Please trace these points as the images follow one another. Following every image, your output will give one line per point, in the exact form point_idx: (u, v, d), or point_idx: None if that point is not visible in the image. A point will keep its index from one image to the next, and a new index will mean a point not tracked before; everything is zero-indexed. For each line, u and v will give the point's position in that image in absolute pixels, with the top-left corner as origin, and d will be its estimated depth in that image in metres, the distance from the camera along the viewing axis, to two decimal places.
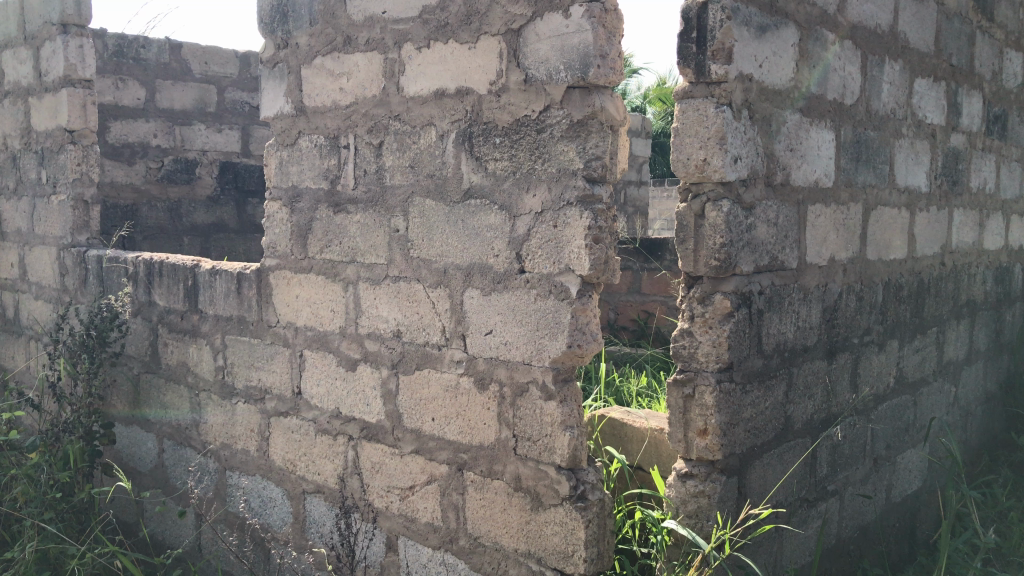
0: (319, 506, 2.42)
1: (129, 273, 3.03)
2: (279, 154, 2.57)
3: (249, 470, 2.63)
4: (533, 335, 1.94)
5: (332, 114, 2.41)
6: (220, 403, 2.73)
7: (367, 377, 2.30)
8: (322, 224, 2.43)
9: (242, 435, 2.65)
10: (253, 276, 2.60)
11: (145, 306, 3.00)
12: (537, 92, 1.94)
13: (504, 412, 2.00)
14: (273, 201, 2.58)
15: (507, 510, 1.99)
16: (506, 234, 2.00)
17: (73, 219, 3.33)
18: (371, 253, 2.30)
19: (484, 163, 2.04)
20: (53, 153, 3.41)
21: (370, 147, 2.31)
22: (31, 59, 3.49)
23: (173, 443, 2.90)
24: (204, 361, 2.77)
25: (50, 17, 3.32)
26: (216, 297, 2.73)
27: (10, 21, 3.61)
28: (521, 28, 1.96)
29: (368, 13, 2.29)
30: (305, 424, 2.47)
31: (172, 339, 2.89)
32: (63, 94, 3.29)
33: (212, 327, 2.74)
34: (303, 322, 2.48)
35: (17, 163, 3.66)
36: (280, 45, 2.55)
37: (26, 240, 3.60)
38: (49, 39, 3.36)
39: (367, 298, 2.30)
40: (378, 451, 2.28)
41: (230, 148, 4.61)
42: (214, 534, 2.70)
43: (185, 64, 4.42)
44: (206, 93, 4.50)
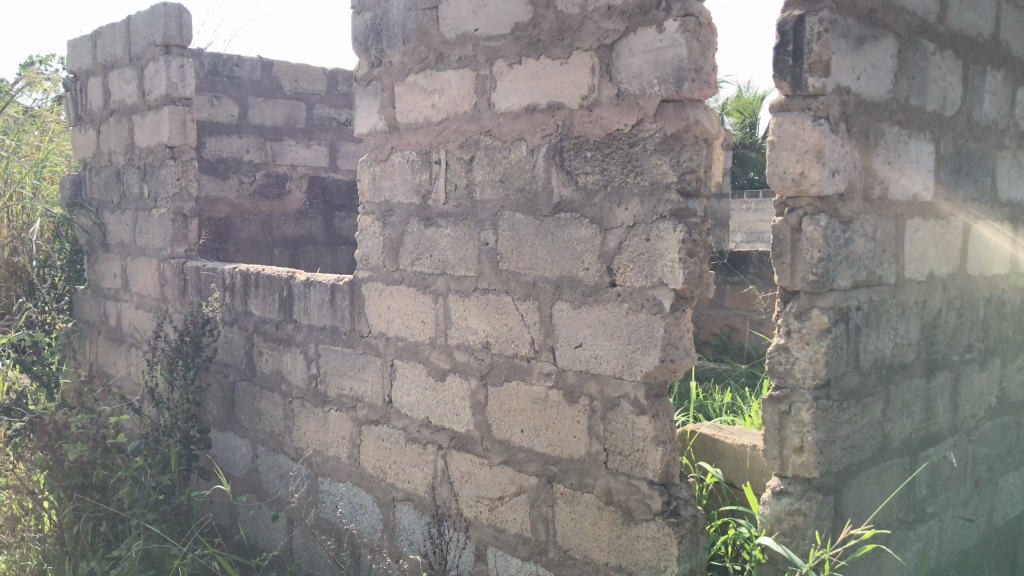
0: (409, 514, 2.47)
1: (226, 283, 3.14)
2: (372, 169, 2.64)
3: (341, 477, 2.69)
4: (624, 348, 1.94)
5: (424, 130, 2.46)
6: (313, 411, 2.80)
7: (457, 388, 2.34)
8: (413, 237, 2.48)
9: (335, 442, 2.72)
10: (346, 287, 2.67)
11: (242, 316, 3.10)
12: (629, 106, 1.95)
13: (594, 426, 2.00)
14: (366, 216, 2.65)
15: (597, 524, 2.00)
16: (597, 248, 2.01)
17: (173, 231, 3.46)
18: (461, 266, 2.34)
19: (576, 177, 2.06)
20: (155, 168, 3.56)
21: (461, 161, 2.35)
22: (136, 79, 3.65)
23: (267, 448, 2.99)
24: (297, 369, 2.85)
25: (154, 38, 3.48)
26: (310, 308, 2.81)
27: (116, 43, 3.78)
28: (614, 43, 1.97)
29: (461, 30, 2.34)
30: (395, 433, 2.52)
31: (267, 348, 2.98)
32: (165, 111, 3.44)
33: (306, 336, 2.83)
34: (394, 333, 2.53)
35: (121, 178, 3.83)
36: (374, 63, 2.62)
37: (128, 251, 3.76)
38: (152, 60, 3.52)
39: (457, 310, 2.34)
40: (468, 461, 2.30)
41: (319, 163, 4.74)
42: (306, 540, 2.77)
43: (276, 82, 4.56)
44: (296, 110, 4.63)
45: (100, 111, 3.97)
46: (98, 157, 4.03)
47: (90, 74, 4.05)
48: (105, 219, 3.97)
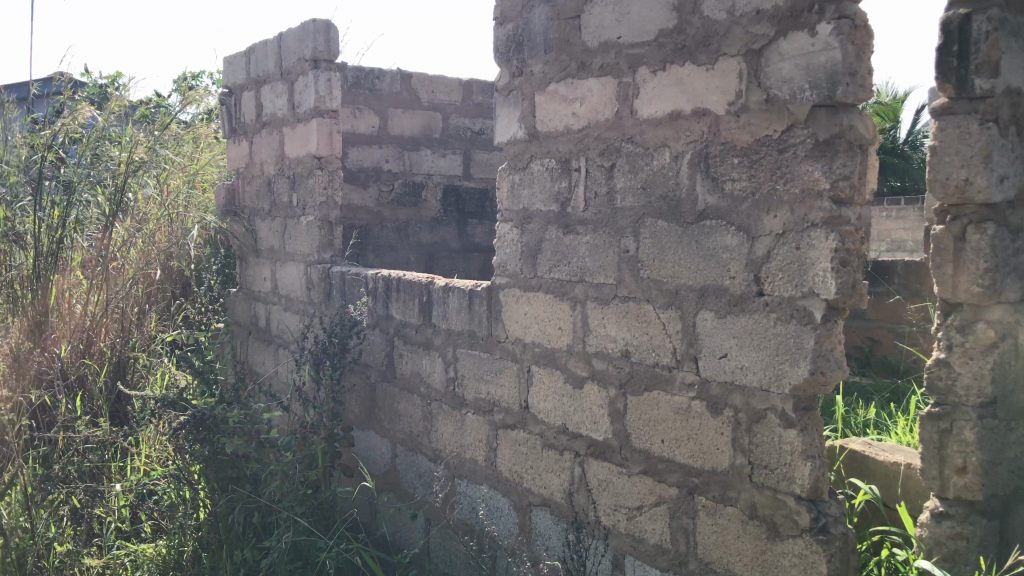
0: (546, 519, 2.48)
1: (369, 287, 3.25)
2: (511, 177, 2.66)
3: (477, 479, 2.75)
4: (772, 359, 1.90)
5: (564, 139, 2.47)
6: (450, 414, 2.86)
7: (595, 396, 2.33)
8: (552, 244, 2.49)
9: (471, 445, 2.77)
10: (484, 293, 2.71)
11: (383, 319, 3.20)
12: (779, 111, 1.90)
13: (739, 438, 1.96)
14: (504, 223, 2.67)
15: (741, 538, 1.96)
16: (744, 256, 1.97)
17: (319, 238, 3.62)
18: (601, 273, 2.33)
19: (722, 184, 2.03)
20: (303, 178, 3.73)
21: (602, 169, 2.35)
22: (287, 92, 3.83)
23: (406, 448, 3.08)
24: (436, 373, 2.92)
25: (304, 53, 3.64)
26: (449, 312, 2.87)
27: (268, 59, 3.97)
28: (763, 48, 1.93)
29: (604, 38, 2.34)
30: (532, 438, 2.54)
31: (407, 351, 3.06)
32: (314, 123, 3.59)
33: (445, 340, 2.89)
34: (531, 339, 2.55)
35: (272, 187, 4.03)
36: (516, 73, 2.66)
37: (277, 256, 3.95)
38: (302, 74, 3.69)
39: (596, 318, 2.34)
40: (606, 469, 2.30)
41: (454, 172, 4.71)
42: (444, 539, 2.84)
43: (415, 93, 4.56)
44: (432, 120, 4.63)
45: (253, 123, 4.19)
46: (251, 167, 4.26)
47: (244, 88, 4.28)
48: (256, 226, 4.19)
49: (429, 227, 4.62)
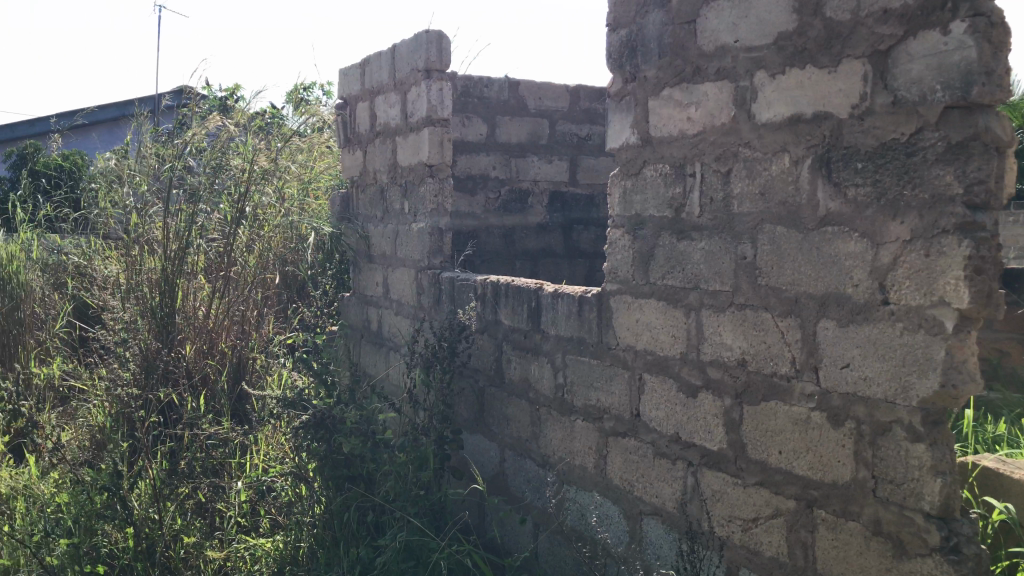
0: (657, 528, 2.46)
1: (478, 293, 3.29)
2: (623, 183, 2.65)
3: (587, 486, 2.74)
4: (899, 370, 1.83)
5: (679, 144, 2.45)
6: (560, 420, 2.87)
7: (710, 405, 2.30)
8: (665, 251, 2.47)
9: (581, 451, 2.77)
10: (595, 299, 2.71)
11: (492, 324, 3.23)
12: (907, 114, 1.84)
13: (862, 451, 1.90)
14: (616, 229, 2.67)
15: (863, 555, 1.90)
16: (869, 263, 1.91)
17: (430, 244, 3.68)
18: (716, 280, 2.30)
19: (844, 189, 1.97)
20: (415, 186, 3.81)
21: (718, 174, 2.32)
22: (400, 102, 3.92)
23: (514, 453, 3.10)
24: (545, 378, 2.93)
25: (417, 64, 3.71)
26: (558, 318, 2.87)
27: (382, 70, 4.07)
28: (890, 48, 1.87)
29: (720, 43, 2.31)
30: (643, 446, 2.52)
31: (516, 355, 3.08)
32: (426, 132, 3.66)
33: (554, 346, 2.90)
34: (643, 345, 2.53)
35: (384, 195, 4.13)
36: (628, 79, 2.65)
37: (389, 262, 4.05)
38: (415, 84, 3.76)
39: (711, 325, 2.30)
40: (720, 479, 2.27)
41: (560, 178, 4.59)
42: (552, 546, 2.85)
43: (522, 101, 4.46)
44: (539, 127, 4.51)
45: (367, 133, 4.31)
46: (365, 175, 4.38)
47: (359, 99, 4.40)
48: (369, 233, 4.31)
49: (532, 233, 4.51)
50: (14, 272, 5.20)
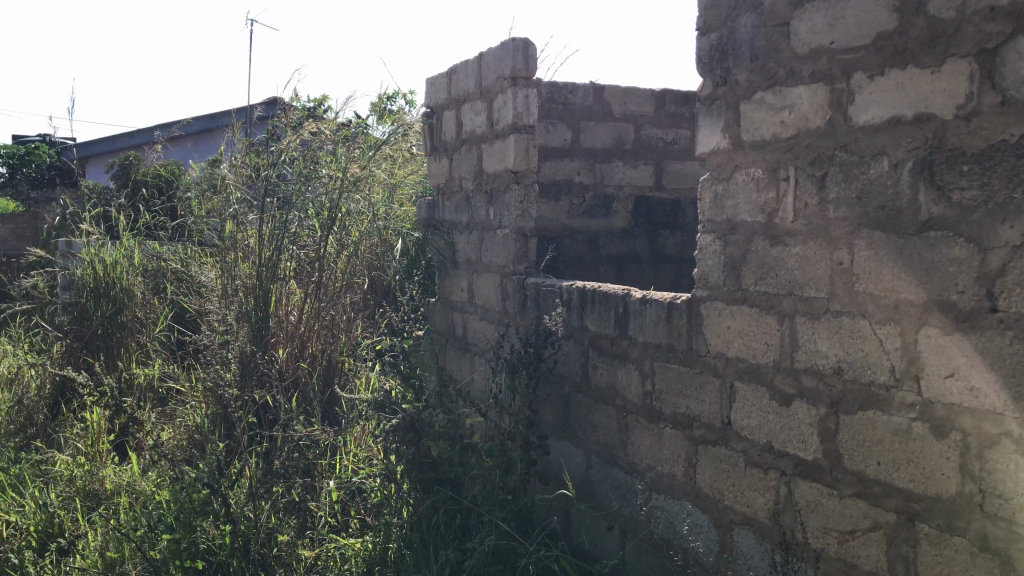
0: (748, 539, 2.43)
1: (564, 299, 3.29)
2: (713, 188, 2.63)
3: (676, 494, 2.72)
4: (1008, 381, 1.76)
5: (771, 148, 2.41)
6: (648, 427, 2.85)
7: (804, 414, 2.26)
8: (757, 256, 2.43)
9: (669, 458, 2.75)
10: (684, 305, 2.68)
11: (578, 330, 3.24)
12: (1017, 114, 1.77)
13: (968, 464, 1.84)
14: (706, 234, 2.64)
15: (969, 572, 1.83)
16: (974, 270, 1.84)
17: (515, 250, 3.71)
18: (811, 287, 2.25)
19: (948, 193, 1.91)
20: (500, 192, 3.84)
21: (813, 178, 2.27)
22: (486, 110, 3.96)
23: (601, 460, 3.10)
24: (633, 385, 2.92)
25: (504, 72, 3.74)
26: (646, 324, 2.86)
27: (469, 78, 4.13)
28: (998, 46, 1.81)
29: (815, 44, 2.27)
30: (734, 455, 2.49)
31: (603, 362, 3.08)
32: (512, 139, 3.68)
33: (642, 352, 2.88)
34: (734, 353, 2.50)
35: (470, 202, 4.18)
36: (719, 83, 2.62)
37: (475, 268, 4.09)
38: (501, 92, 3.79)
39: (805, 332, 2.26)
40: (814, 490, 2.22)
41: (645, 183, 4.53)
42: (640, 554, 2.84)
43: (607, 106, 4.44)
44: (624, 132, 4.47)
45: (453, 140, 4.37)
46: (451, 183, 4.44)
47: (445, 107, 4.46)
48: (454, 239, 4.37)
49: (616, 238, 4.47)
50: (116, 278, 5.45)
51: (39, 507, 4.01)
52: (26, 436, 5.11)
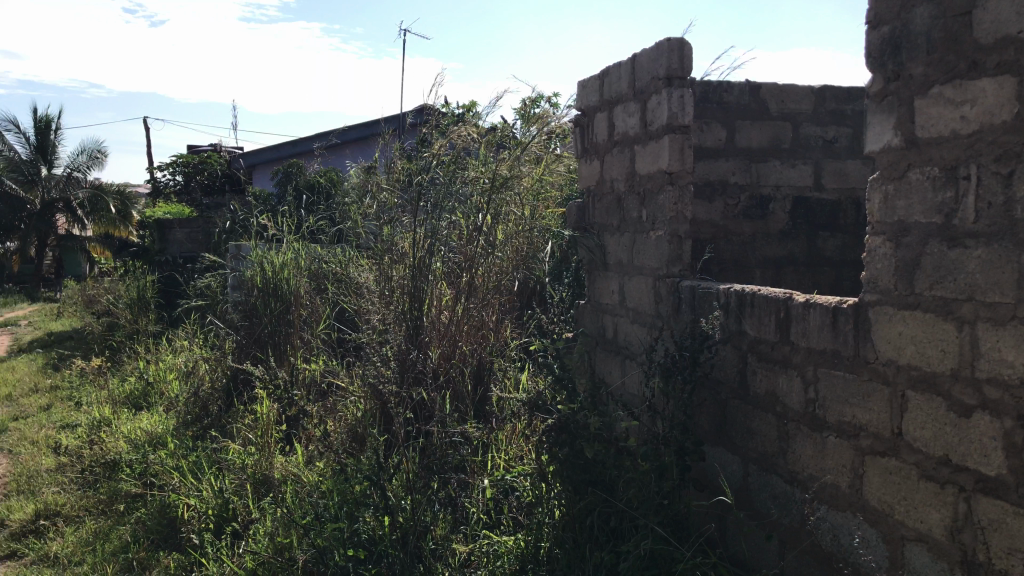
0: (922, 556, 2.31)
1: (721, 303, 3.23)
2: (884, 188, 2.51)
3: (840, 506, 2.62)
4: None
5: (950, 145, 2.29)
6: (810, 435, 2.76)
7: (986, 427, 2.12)
8: (933, 259, 2.31)
9: (833, 469, 2.65)
10: (851, 309, 2.58)
11: (736, 335, 3.17)
12: None
13: None
14: (876, 236, 2.53)
15: None
16: None
17: (669, 252, 3.66)
18: (995, 291, 2.12)
19: None
20: (653, 194, 3.81)
21: (997, 176, 2.14)
22: (639, 111, 3.94)
23: (759, 468, 3.03)
24: (794, 392, 2.83)
25: (658, 72, 3.71)
26: (809, 329, 2.76)
27: (621, 80, 4.11)
28: None
29: (1001, 34, 2.14)
30: (906, 467, 2.37)
31: (762, 367, 3.00)
32: (666, 140, 3.65)
33: (804, 358, 2.79)
34: (906, 360, 2.38)
35: (621, 204, 4.17)
36: (891, 78, 2.51)
37: (626, 270, 4.07)
38: (655, 92, 3.76)
39: (988, 339, 2.13)
40: (998, 508, 2.09)
41: (804, 183, 4.36)
42: (801, 566, 2.76)
43: (763, 103, 4.30)
44: (782, 130, 4.32)
45: (605, 142, 4.37)
46: (602, 185, 4.43)
47: (597, 109, 4.46)
48: (605, 241, 4.37)
49: (771, 241, 4.34)
50: (284, 279, 5.83)
51: (216, 492, 4.33)
52: (203, 425, 5.51)
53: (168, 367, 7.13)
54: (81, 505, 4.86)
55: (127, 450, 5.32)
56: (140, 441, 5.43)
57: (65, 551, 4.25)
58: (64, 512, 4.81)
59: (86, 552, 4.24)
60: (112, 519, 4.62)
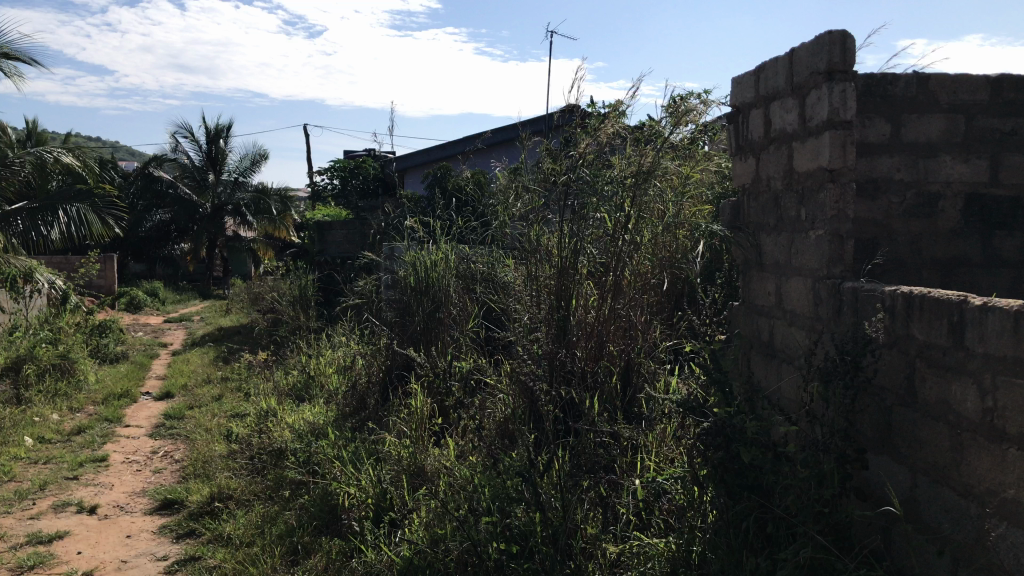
0: None
1: (887, 305, 3.10)
2: None
3: (1021, 523, 2.45)
4: None
5: None
6: (987, 447, 2.60)
7: None
8: None
9: (1014, 483, 2.48)
10: None
11: (903, 339, 3.02)
12: None
13: None
14: None
15: None
16: None
17: (829, 252, 3.53)
18: None
19: None
20: (813, 192, 3.69)
21: None
22: (797, 107, 3.82)
23: (929, 480, 2.88)
24: (969, 400, 2.67)
25: (818, 66, 3.59)
26: (987, 334, 2.59)
27: (779, 75, 4.00)
28: None
29: None
30: None
31: (933, 374, 2.85)
32: (827, 136, 3.53)
33: (981, 365, 2.62)
34: None
35: (778, 203, 4.06)
36: None
37: (783, 271, 3.96)
38: (815, 87, 3.65)
39: None
40: None
41: (978, 178, 4.11)
42: None
43: (933, 96, 4.04)
44: (953, 124, 4.07)
45: (761, 140, 4.26)
46: (757, 183, 4.33)
47: (752, 106, 4.36)
48: (760, 240, 4.26)
49: (941, 240, 4.11)
50: (435, 278, 6.03)
51: (375, 483, 4.52)
52: (361, 418, 5.77)
53: (328, 361, 7.50)
54: (251, 490, 5.18)
55: (292, 439, 5.63)
56: (302, 431, 5.73)
57: (237, 532, 4.56)
58: (236, 495, 5.14)
59: (256, 534, 4.53)
60: (278, 504, 4.90)
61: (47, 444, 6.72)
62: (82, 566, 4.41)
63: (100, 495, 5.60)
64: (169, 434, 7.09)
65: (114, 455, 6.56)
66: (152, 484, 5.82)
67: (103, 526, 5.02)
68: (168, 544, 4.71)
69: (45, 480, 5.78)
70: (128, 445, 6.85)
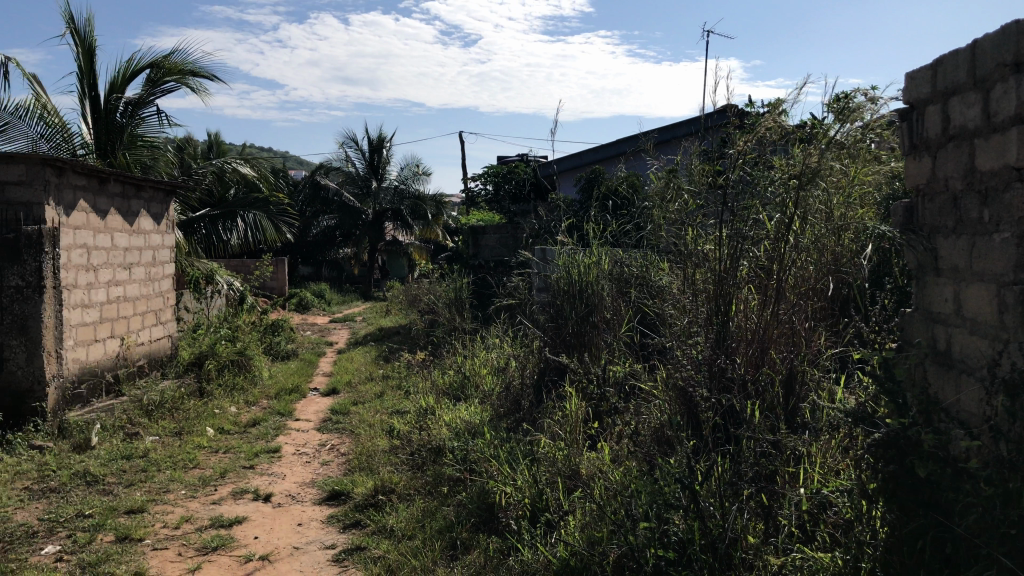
0: None
1: None
2: None
3: None
4: None
5: None
6: None
7: None
8: None
9: None
10: None
11: None
12: None
13: None
14: None
15: None
16: None
17: (1017, 256, 3.30)
18: None
19: None
20: (998, 192, 3.46)
21: None
22: (980, 102, 3.59)
23: None
24: None
25: (1005, 58, 3.37)
26: None
27: (959, 69, 3.77)
28: None
29: None
30: None
31: None
32: (1014, 133, 3.30)
33: None
34: None
35: (958, 204, 3.83)
36: None
37: (963, 276, 3.73)
38: (1001, 80, 3.42)
39: None
40: None
41: None
42: None
43: None
44: None
45: (938, 137, 4.02)
46: (933, 183, 4.09)
47: (928, 102, 4.14)
48: (937, 244, 4.03)
49: None
50: (589, 282, 6.07)
51: (531, 483, 4.59)
52: (516, 419, 5.88)
53: (483, 362, 7.69)
54: (412, 485, 5.39)
55: (450, 437, 5.82)
56: (459, 429, 5.91)
57: (399, 525, 4.75)
58: (398, 489, 5.37)
59: (417, 527, 4.70)
60: (438, 500, 5.08)
61: (226, 435, 7.22)
62: (258, 549, 4.72)
63: (274, 484, 5.97)
64: (335, 428, 7.46)
65: (286, 447, 6.97)
66: (321, 476, 6.15)
67: (277, 513, 5.35)
68: (336, 533, 4.97)
69: (225, 468, 6.23)
70: (298, 437, 7.28)
